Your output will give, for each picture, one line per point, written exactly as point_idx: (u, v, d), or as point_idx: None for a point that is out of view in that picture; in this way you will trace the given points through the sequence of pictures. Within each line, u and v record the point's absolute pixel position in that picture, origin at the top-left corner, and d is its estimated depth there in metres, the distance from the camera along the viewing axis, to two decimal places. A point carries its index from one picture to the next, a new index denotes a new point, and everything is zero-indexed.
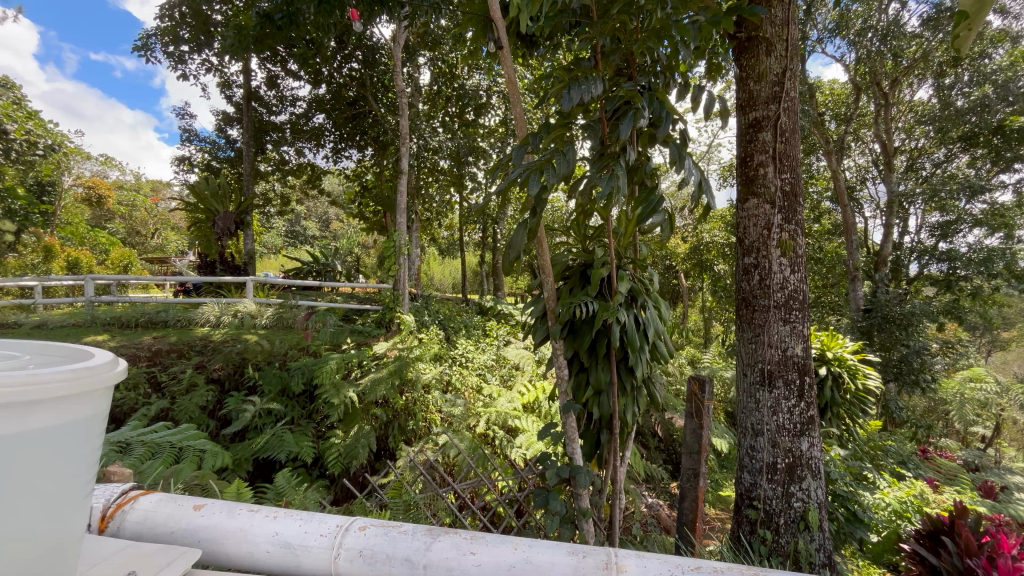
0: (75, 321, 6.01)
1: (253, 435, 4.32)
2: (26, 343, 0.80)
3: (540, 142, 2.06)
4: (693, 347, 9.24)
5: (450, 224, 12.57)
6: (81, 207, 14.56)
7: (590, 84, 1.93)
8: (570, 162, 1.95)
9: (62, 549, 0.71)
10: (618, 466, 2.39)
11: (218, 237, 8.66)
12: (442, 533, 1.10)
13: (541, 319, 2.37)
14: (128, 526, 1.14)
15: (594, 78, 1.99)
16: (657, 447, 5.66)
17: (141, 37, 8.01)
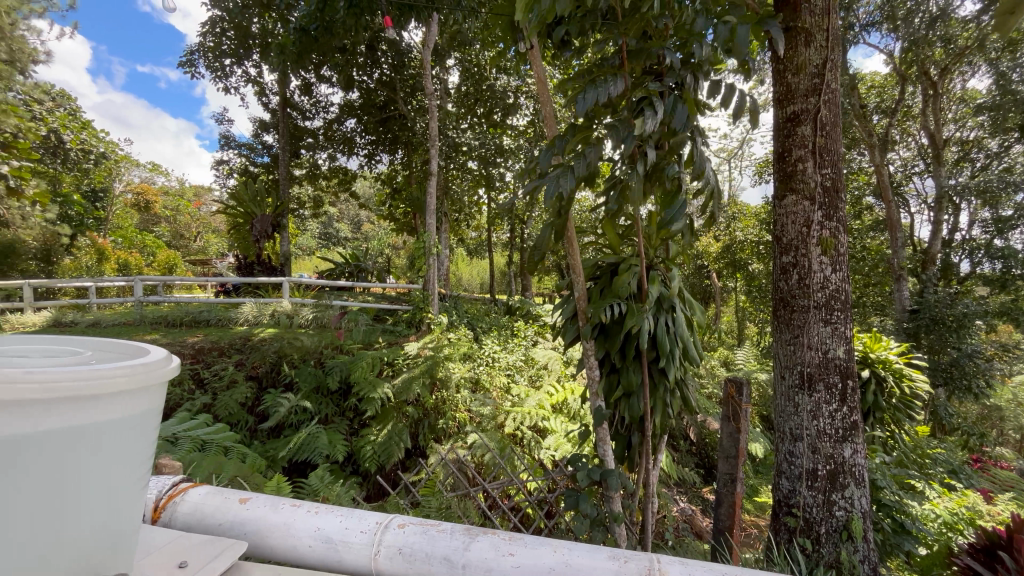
0: (125, 320, 6.36)
1: (289, 431, 4.45)
2: (89, 341, 0.84)
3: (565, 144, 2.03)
4: (726, 348, 9.01)
5: (478, 224, 12.66)
6: (130, 213, 15.39)
7: (611, 84, 1.90)
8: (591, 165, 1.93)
9: (122, 535, 0.75)
10: (651, 470, 2.34)
11: (256, 240, 9.02)
12: (481, 533, 1.11)
13: (571, 320, 2.33)
14: (178, 516, 1.19)
15: (616, 78, 1.95)
16: (689, 450, 5.54)
17: (186, 53, 8.41)
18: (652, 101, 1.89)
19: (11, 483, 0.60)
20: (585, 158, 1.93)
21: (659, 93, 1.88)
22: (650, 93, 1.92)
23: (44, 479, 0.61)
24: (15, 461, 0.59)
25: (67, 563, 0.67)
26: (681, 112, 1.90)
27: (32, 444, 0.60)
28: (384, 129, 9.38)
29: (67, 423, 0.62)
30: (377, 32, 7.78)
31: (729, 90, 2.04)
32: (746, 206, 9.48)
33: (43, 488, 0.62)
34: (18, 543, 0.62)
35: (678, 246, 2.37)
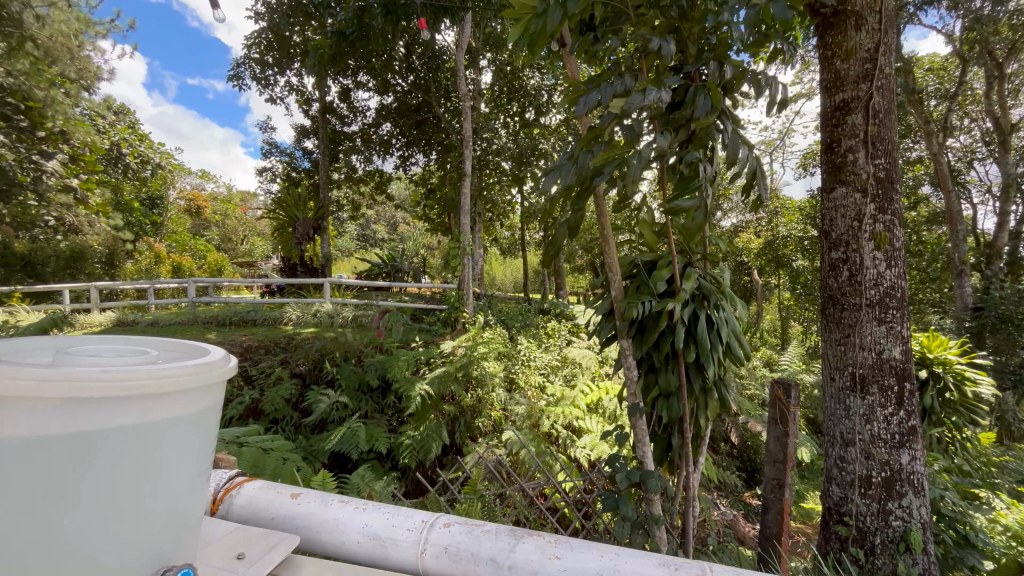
0: (180, 319, 6.74)
1: (331, 427, 4.59)
2: (156, 340, 0.89)
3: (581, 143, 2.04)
4: (769, 349, 8.67)
5: (511, 224, 12.68)
6: (183, 218, 16.29)
7: (614, 78, 1.89)
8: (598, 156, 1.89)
9: (186, 528, 0.79)
10: (692, 473, 2.27)
11: (298, 242, 9.36)
12: (525, 535, 1.11)
13: (608, 318, 2.29)
14: (234, 509, 1.25)
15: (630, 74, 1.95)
16: (730, 453, 5.36)
17: (233, 65, 8.82)
18: (651, 84, 1.81)
19: (86, 477, 0.64)
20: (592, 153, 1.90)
21: (660, 77, 1.80)
22: (651, 80, 1.84)
23: (114, 475, 0.66)
24: (89, 456, 0.64)
25: (138, 552, 0.71)
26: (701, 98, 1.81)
27: (104, 440, 0.64)
28: (419, 132, 9.52)
29: (136, 421, 0.66)
30: (412, 36, 7.91)
31: (763, 77, 1.95)
32: (790, 200, 9.09)
33: (116, 480, 0.66)
34: (95, 534, 0.66)
35: (718, 241, 2.29)
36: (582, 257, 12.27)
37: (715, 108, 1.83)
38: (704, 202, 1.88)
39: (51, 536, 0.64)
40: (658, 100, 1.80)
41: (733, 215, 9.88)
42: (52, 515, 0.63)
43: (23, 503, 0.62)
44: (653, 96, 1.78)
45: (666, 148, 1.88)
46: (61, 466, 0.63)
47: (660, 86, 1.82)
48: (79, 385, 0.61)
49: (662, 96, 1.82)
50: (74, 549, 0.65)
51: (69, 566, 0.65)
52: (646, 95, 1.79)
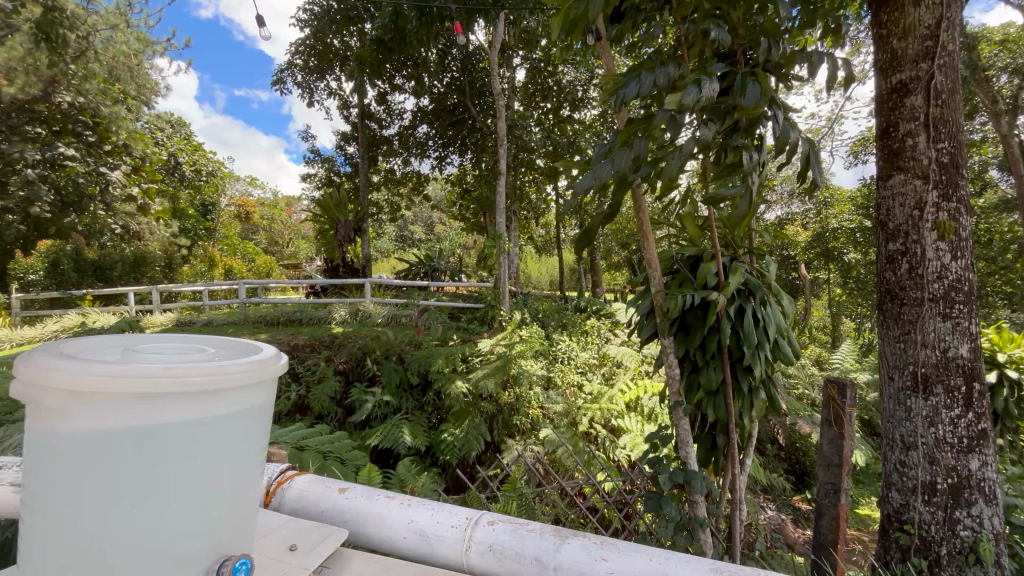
0: (232, 320, 7.10)
1: (374, 424, 4.73)
2: (211, 340, 0.94)
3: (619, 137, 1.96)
4: (820, 347, 8.26)
5: (546, 222, 12.63)
6: (234, 223, 17.14)
7: (664, 67, 1.81)
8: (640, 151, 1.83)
9: (245, 516, 0.83)
10: (738, 475, 2.19)
11: (340, 244, 9.67)
12: (571, 536, 1.10)
13: (648, 316, 2.23)
14: (287, 501, 1.30)
15: (674, 62, 1.85)
16: (777, 455, 5.15)
17: (277, 74, 9.20)
18: (702, 75, 1.74)
19: (152, 470, 0.68)
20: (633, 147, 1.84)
21: (711, 68, 1.74)
22: (700, 70, 1.77)
23: (178, 469, 0.69)
24: (153, 450, 0.67)
25: (203, 540, 0.75)
26: (751, 87, 1.75)
27: (165, 435, 0.68)
28: (455, 132, 9.62)
29: (196, 417, 0.70)
30: (447, 38, 7.99)
31: (816, 56, 1.85)
32: (841, 191, 8.61)
33: (182, 472, 0.70)
34: (162, 524, 0.70)
35: (765, 233, 2.20)
36: (619, 254, 12.07)
37: (765, 98, 1.76)
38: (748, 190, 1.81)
39: (126, 525, 0.68)
40: (711, 94, 1.74)
41: (778, 207, 9.46)
42: (123, 504, 0.68)
43: (100, 493, 0.67)
44: (707, 90, 1.73)
45: (711, 140, 1.81)
46: (127, 459, 0.67)
47: (711, 77, 1.76)
48: (148, 382, 0.65)
49: (713, 88, 1.75)
50: (143, 536, 0.69)
51: (141, 552, 0.70)
52: (701, 89, 1.72)
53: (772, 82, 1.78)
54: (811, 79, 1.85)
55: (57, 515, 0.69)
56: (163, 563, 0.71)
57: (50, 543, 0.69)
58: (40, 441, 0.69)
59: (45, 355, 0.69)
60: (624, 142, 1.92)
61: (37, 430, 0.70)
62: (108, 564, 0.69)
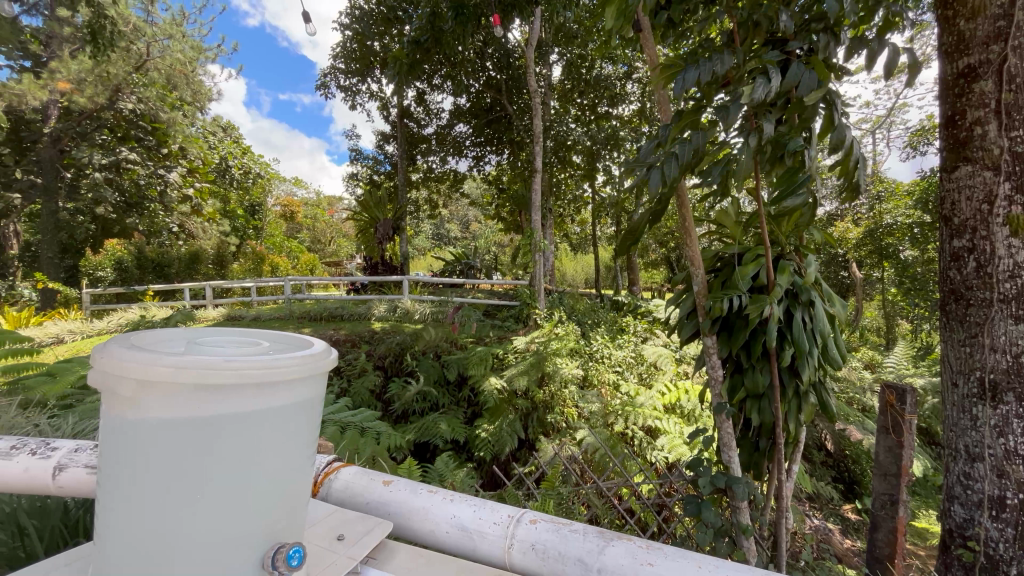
0: (279, 315, 7.42)
1: (413, 418, 4.84)
2: (267, 334, 0.98)
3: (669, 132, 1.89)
4: (874, 349, 7.81)
5: (582, 219, 12.48)
6: (280, 222, 17.91)
7: (723, 56, 1.70)
8: (692, 149, 1.77)
9: (297, 506, 0.86)
10: (785, 482, 2.10)
11: (379, 242, 9.89)
12: (615, 538, 1.08)
13: (689, 316, 2.16)
14: (334, 491, 1.34)
15: (727, 51, 1.74)
16: (824, 462, 4.91)
17: (320, 79, 9.54)
18: (767, 68, 1.64)
19: (212, 459, 0.71)
20: (690, 142, 1.76)
21: (773, 59, 1.65)
22: (762, 63, 1.68)
23: (234, 456, 0.72)
24: (212, 440, 0.71)
25: (257, 528, 0.78)
26: (809, 77, 1.64)
27: (225, 426, 0.71)
28: (491, 130, 9.66)
29: (251, 408, 0.73)
30: (486, 36, 8.01)
31: (875, 44, 1.74)
32: (898, 184, 8.09)
33: (237, 461, 0.73)
34: (223, 513, 0.73)
35: (815, 230, 2.09)
36: (657, 251, 11.83)
37: (825, 89, 1.65)
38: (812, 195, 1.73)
39: (185, 509, 0.72)
40: (771, 85, 1.63)
41: (828, 202, 9.01)
42: (187, 492, 0.71)
43: (163, 477, 0.71)
44: (773, 84, 1.63)
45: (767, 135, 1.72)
46: (190, 449, 0.70)
47: (774, 69, 1.66)
48: (209, 374, 0.68)
49: (773, 80, 1.65)
50: (204, 523, 0.73)
51: (204, 537, 0.73)
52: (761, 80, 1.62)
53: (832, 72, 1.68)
54: (871, 68, 1.74)
55: (127, 499, 0.73)
56: (220, 547, 0.75)
57: (121, 519, 0.74)
58: (112, 428, 0.74)
59: (119, 346, 0.74)
60: (674, 137, 1.84)
61: (110, 418, 0.75)
62: (169, 547, 0.73)
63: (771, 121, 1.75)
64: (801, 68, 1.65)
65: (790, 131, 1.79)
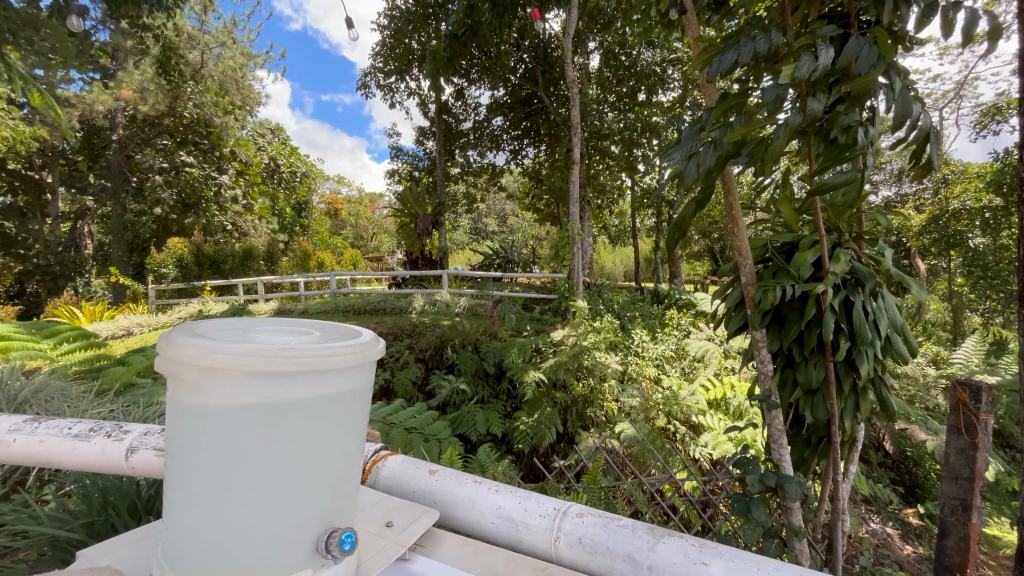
0: (325, 309, 7.70)
1: (453, 410, 4.91)
2: (317, 324, 1.01)
3: (712, 117, 1.81)
4: (939, 344, 7.28)
5: (621, 210, 12.27)
6: (326, 219, 18.55)
7: (769, 32, 1.61)
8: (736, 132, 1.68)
9: (348, 492, 0.89)
10: (841, 483, 1.99)
11: (419, 237, 10.04)
12: (666, 535, 1.05)
13: (737, 308, 2.07)
14: (382, 479, 1.37)
15: (776, 26, 1.63)
16: (883, 463, 4.64)
17: (361, 78, 9.79)
18: (818, 41, 1.54)
19: (272, 442, 0.74)
20: (731, 125, 1.69)
21: (826, 32, 1.54)
22: (813, 35, 1.57)
23: (290, 440, 0.75)
24: (271, 424, 0.74)
25: (311, 511, 0.81)
26: (867, 49, 1.52)
27: (281, 410, 0.74)
28: (528, 122, 9.61)
29: (307, 394, 0.76)
30: (522, 26, 7.96)
31: (948, 8, 1.60)
32: (967, 166, 7.47)
33: (292, 445, 0.76)
34: (283, 492, 0.77)
35: (876, 216, 1.96)
36: (699, 241, 11.46)
37: (887, 63, 1.52)
38: (859, 175, 1.60)
39: (246, 489, 0.76)
40: (824, 62, 1.51)
41: (886, 187, 8.45)
42: (247, 475, 0.75)
43: (226, 458, 0.75)
44: (824, 57, 1.52)
45: (819, 113, 1.61)
46: (250, 432, 0.73)
47: (826, 42, 1.55)
48: (269, 361, 0.71)
49: (828, 55, 1.53)
50: (263, 504, 0.76)
51: (263, 517, 0.77)
52: (813, 57, 1.51)
53: (896, 42, 1.56)
54: (944, 33, 1.59)
55: (194, 479, 0.77)
56: (278, 529, 0.78)
57: (187, 498, 0.79)
58: (178, 412, 0.79)
59: (182, 335, 0.78)
60: (716, 120, 1.76)
61: (176, 403, 0.79)
62: (233, 527, 0.77)
63: (825, 98, 1.64)
64: (860, 40, 1.54)
65: (847, 109, 1.67)
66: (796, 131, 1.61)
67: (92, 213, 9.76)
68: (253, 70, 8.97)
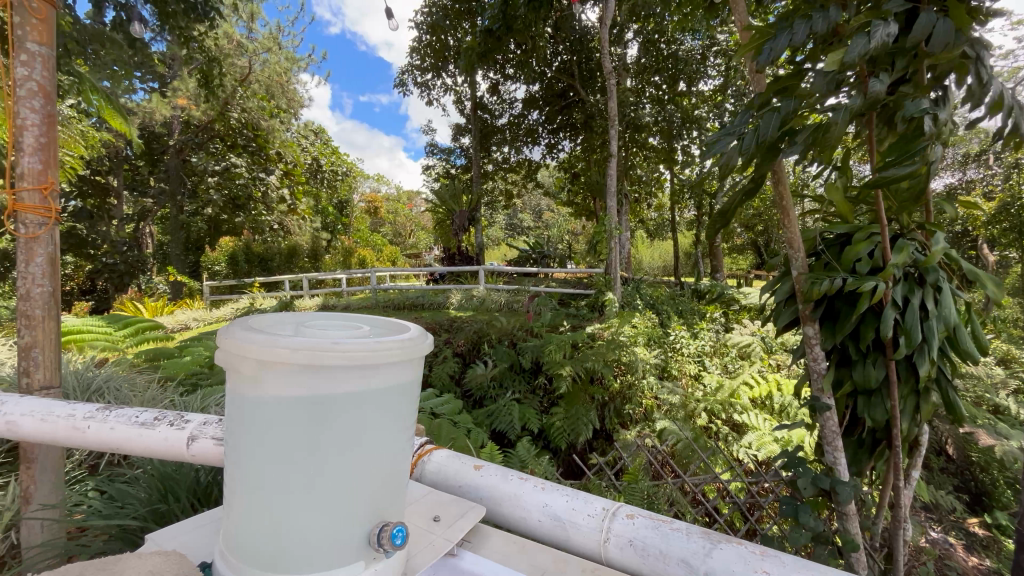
0: (366, 304, 7.93)
1: (489, 403, 4.95)
2: (366, 319, 1.03)
3: (760, 103, 1.72)
4: (1011, 343, 6.74)
5: (660, 204, 11.99)
6: (366, 217, 19.05)
7: (826, 12, 1.52)
8: (786, 120, 1.59)
9: (397, 487, 0.91)
10: (903, 489, 1.87)
11: (456, 233, 10.15)
12: (723, 541, 1.00)
13: (786, 302, 1.97)
14: (427, 473, 1.39)
15: (832, 5, 1.53)
16: (945, 469, 4.36)
17: (399, 77, 9.97)
18: (876, 19, 1.43)
19: (327, 436, 0.77)
20: (779, 111, 1.60)
21: (890, 7, 1.43)
22: (873, 13, 1.46)
23: (343, 435, 0.77)
24: (326, 416, 0.76)
25: (362, 504, 0.83)
26: (940, 24, 1.40)
27: (336, 403, 0.76)
28: (564, 116, 9.53)
29: (357, 389, 0.78)
30: (557, 18, 7.88)
31: None
32: None
33: (344, 440, 0.78)
34: (336, 483, 0.79)
35: (945, 204, 1.82)
36: (742, 234, 11.07)
37: (959, 39, 1.40)
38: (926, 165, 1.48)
39: (301, 479, 0.78)
40: (884, 40, 1.41)
41: (949, 173, 7.87)
42: (301, 467, 0.78)
43: (281, 450, 0.77)
44: (887, 34, 1.41)
45: (881, 96, 1.49)
46: (307, 427, 0.76)
47: (887, 20, 1.44)
48: (322, 357, 0.72)
49: (888, 33, 1.42)
50: (317, 496, 0.79)
51: (318, 508, 0.79)
52: (872, 36, 1.41)
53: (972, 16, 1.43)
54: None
55: (253, 469, 0.80)
56: (332, 521, 0.80)
57: (247, 486, 0.82)
58: (238, 404, 0.81)
59: (240, 329, 0.80)
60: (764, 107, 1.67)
61: (235, 395, 0.83)
62: (289, 518, 0.79)
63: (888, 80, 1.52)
64: (931, 14, 1.41)
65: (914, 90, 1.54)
66: (854, 116, 1.51)
67: (152, 214, 10.41)
68: (297, 73, 9.32)
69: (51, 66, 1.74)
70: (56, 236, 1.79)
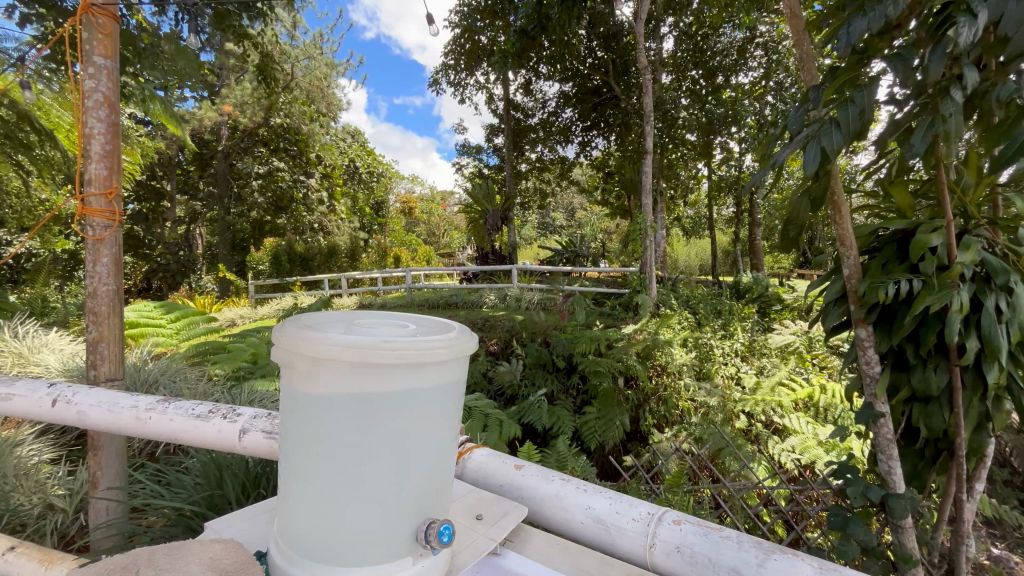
0: (402, 302, 8.09)
1: (522, 401, 4.96)
2: (412, 318, 1.04)
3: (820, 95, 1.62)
4: None
5: (696, 201, 11.68)
6: (401, 217, 19.43)
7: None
8: (858, 112, 1.48)
9: (442, 485, 0.91)
10: (965, 502, 1.76)
11: (489, 232, 10.22)
12: (777, 552, 0.97)
13: (837, 302, 1.87)
14: (468, 470, 1.40)
15: None
16: (1009, 482, 4.06)
17: (433, 79, 10.12)
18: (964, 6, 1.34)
19: (376, 432, 0.79)
20: (855, 102, 1.48)
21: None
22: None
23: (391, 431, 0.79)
24: (373, 415, 0.78)
25: (408, 501, 0.84)
26: None
27: (382, 401, 0.78)
28: (598, 113, 9.41)
29: (407, 387, 0.79)
30: (591, 16, 7.82)
31: None
32: None
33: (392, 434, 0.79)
34: (383, 477, 0.81)
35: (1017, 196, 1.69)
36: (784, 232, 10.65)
37: None
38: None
39: (351, 473, 0.80)
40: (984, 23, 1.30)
41: None
42: (352, 461, 0.80)
43: (334, 444, 0.79)
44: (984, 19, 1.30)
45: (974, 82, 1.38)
46: (358, 422, 0.78)
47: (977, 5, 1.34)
48: (373, 353, 0.74)
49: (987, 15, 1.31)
50: (365, 490, 0.81)
51: (367, 501, 0.81)
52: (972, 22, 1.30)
53: None
54: None
55: (303, 462, 0.84)
56: (380, 515, 0.82)
57: (298, 476, 0.85)
58: (291, 398, 0.84)
59: (295, 327, 0.83)
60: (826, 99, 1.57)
61: (289, 390, 0.86)
62: (339, 510, 0.82)
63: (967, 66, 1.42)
64: None
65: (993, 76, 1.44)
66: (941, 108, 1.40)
67: (202, 216, 10.96)
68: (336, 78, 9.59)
69: (115, 77, 1.85)
70: (120, 237, 1.91)
